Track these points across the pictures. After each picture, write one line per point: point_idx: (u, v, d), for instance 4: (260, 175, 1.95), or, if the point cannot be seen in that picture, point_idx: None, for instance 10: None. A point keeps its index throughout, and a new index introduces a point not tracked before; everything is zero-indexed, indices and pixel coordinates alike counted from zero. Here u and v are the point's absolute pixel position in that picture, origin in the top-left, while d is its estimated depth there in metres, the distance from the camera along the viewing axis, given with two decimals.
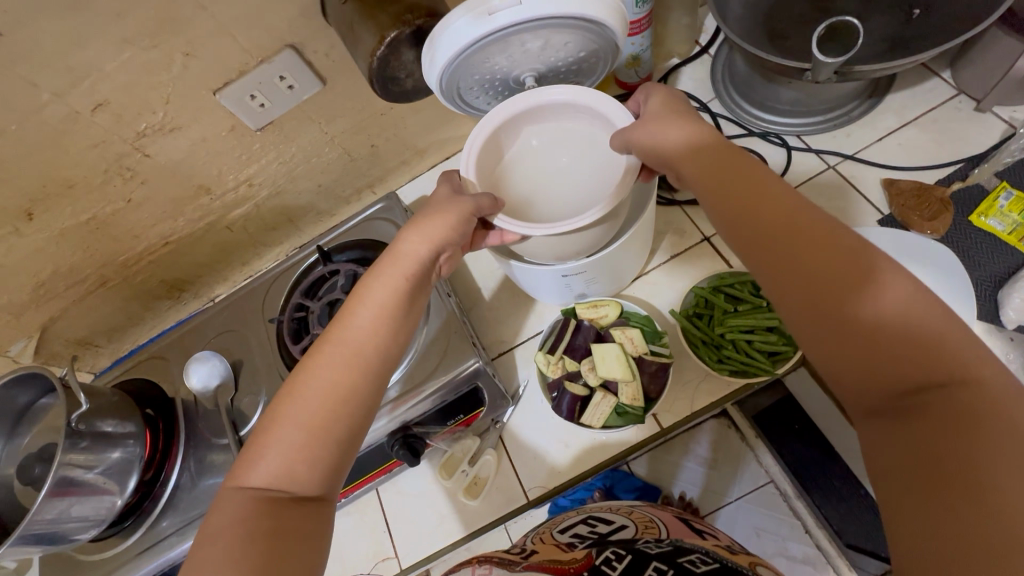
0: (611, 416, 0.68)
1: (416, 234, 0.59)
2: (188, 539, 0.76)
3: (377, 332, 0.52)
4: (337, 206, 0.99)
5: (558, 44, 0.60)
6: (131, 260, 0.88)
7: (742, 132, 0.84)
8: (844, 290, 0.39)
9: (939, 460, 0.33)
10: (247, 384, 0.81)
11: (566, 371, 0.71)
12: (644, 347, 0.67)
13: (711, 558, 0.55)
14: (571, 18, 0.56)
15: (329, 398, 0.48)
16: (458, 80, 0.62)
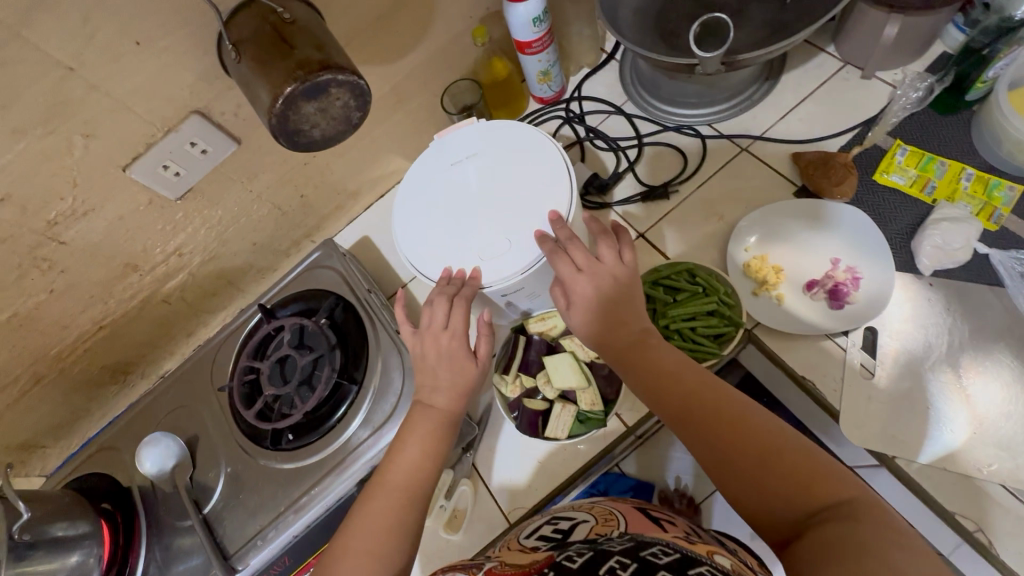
0: (575, 424, 0.68)
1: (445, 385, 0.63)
2: None
3: (422, 467, 0.60)
4: (278, 260, 0.97)
5: (497, 171, 0.67)
6: (64, 351, 0.84)
7: (657, 128, 0.88)
8: (709, 423, 0.52)
9: (827, 547, 0.41)
10: (205, 459, 0.78)
11: (524, 388, 0.70)
12: (594, 351, 0.68)
13: (671, 549, 0.53)
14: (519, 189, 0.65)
15: (394, 516, 0.56)
16: (414, 208, 0.68)
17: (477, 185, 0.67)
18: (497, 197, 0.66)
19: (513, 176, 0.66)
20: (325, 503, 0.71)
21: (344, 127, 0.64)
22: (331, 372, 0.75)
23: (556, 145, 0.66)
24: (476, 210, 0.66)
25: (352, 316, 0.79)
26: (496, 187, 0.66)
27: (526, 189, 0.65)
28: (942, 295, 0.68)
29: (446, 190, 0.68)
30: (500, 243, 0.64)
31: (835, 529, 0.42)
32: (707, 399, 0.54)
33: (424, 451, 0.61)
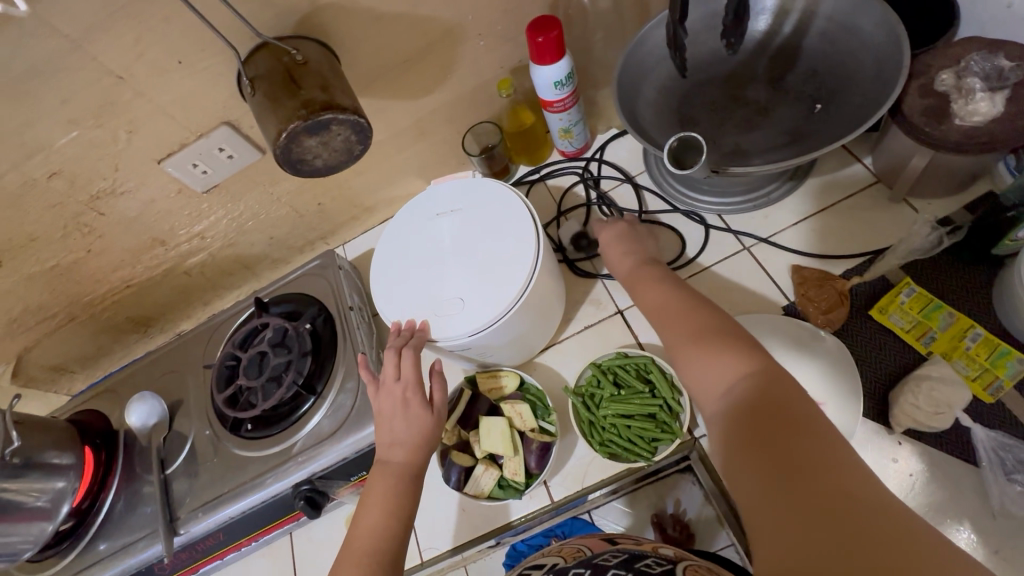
0: (495, 488, 0.70)
1: (404, 442, 0.65)
2: (110, 568, 0.79)
3: (388, 527, 0.60)
4: (293, 255, 1.05)
5: (473, 231, 0.70)
6: (96, 300, 0.96)
7: (666, 207, 0.87)
8: (809, 496, 0.39)
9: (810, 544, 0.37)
10: (180, 424, 0.87)
11: (458, 441, 0.72)
12: (529, 423, 0.70)
13: (624, 570, 0.54)
14: (489, 253, 0.68)
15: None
16: (393, 252, 0.72)
17: (450, 241, 0.70)
18: (468, 257, 0.69)
19: (487, 239, 0.69)
20: (261, 498, 0.77)
21: (346, 159, 0.69)
22: (295, 377, 0.80)
23: (529, 213, 0.69)
24: (445, 264, 0.69)
25: (330, 328, 0.85)
26: (467, 244, 0.69)
27: (495, 255, 0.67)
28: (911, 455, 0.63)
29: (423, 239, 0.72)
30: (458, 300, 0.66)
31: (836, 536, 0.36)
32: (817, 461, 0.41)
33: (387, 511, 0.61)
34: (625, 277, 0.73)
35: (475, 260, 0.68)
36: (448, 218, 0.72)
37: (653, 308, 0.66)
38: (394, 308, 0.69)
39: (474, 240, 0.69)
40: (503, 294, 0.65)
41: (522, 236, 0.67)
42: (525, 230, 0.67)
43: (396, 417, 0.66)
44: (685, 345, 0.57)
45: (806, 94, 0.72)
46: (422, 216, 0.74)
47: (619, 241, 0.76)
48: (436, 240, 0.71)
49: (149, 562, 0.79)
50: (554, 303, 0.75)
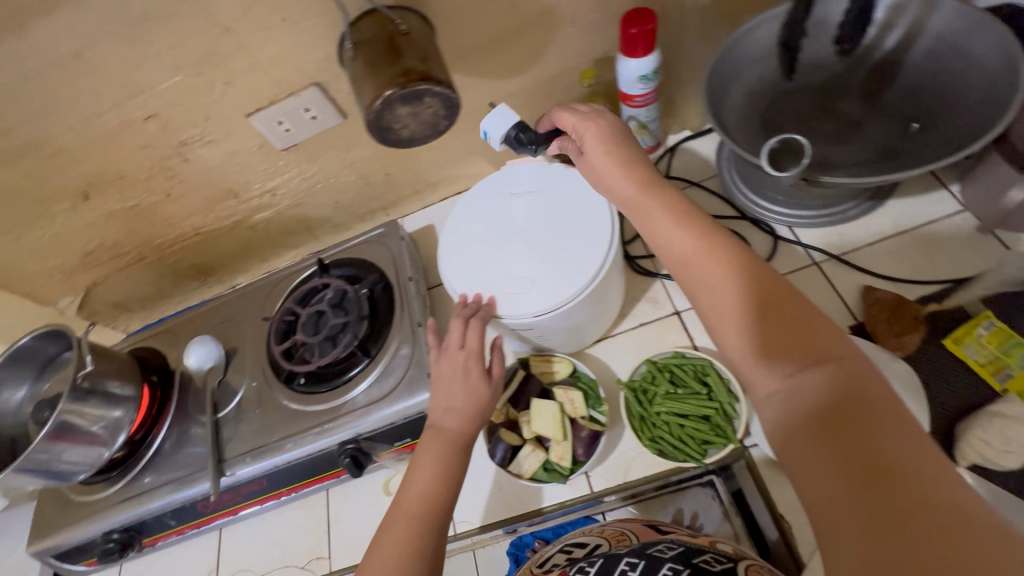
0: (539, 470, 0.70)
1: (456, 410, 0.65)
2: (157, 500, 0.83)
3: (436, 492, 0.61)
4: (353, 221, 1.07)
5: (549, 214, 0.71)
6: (166, 243, 1.00)
7: (735, 214, 0.86)
8: (891, 495, 0.34)
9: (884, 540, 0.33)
10: (234, 371, 0.89)
11: (506, 419, 0.73)
12: (581, 411, 0.70)
13: (682, 566, 0.54)
14: (563, 237, 0.68)
15: (416, 540, 0.56)
16: (467, 226, 0.74)
17: (524, 220, 0.71)
18: (541, 238, 0.69)
19: (563, 223, 0.69)
20: (309, 449, 0.80)
21: (431, 132, 0.70)
22: (351, 338, 0.83)
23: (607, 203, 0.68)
24: (517, 242, 0.70)
25: (388, 295, 0.87)
26: (542, 226, 0.70)
27: (569, 239, 0.68)
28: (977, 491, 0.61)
29: (497, 215, 0.73)
30: (528, 279, 0.67)
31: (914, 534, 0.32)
32: (896, 455, 0.36)
33: (434, 477, 0.61)
34: (627, 206, 0.59)
35: (548, 242, 0.69)
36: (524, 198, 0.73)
37: (670, 251, 0.53)
38: (463, 280, 0.70)
39: (550, 223, 0.70)
40: (574, 278, 0.65)
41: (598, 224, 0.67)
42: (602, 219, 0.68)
43: (451, 385, 0.67)
44: (726, 305, 0.47)
45: (903, 113, 0.71)
46: (498, 194, 0.75)
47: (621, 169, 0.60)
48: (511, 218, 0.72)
49: (194, 499, 0.82)
50: (615, 295, 0.75)
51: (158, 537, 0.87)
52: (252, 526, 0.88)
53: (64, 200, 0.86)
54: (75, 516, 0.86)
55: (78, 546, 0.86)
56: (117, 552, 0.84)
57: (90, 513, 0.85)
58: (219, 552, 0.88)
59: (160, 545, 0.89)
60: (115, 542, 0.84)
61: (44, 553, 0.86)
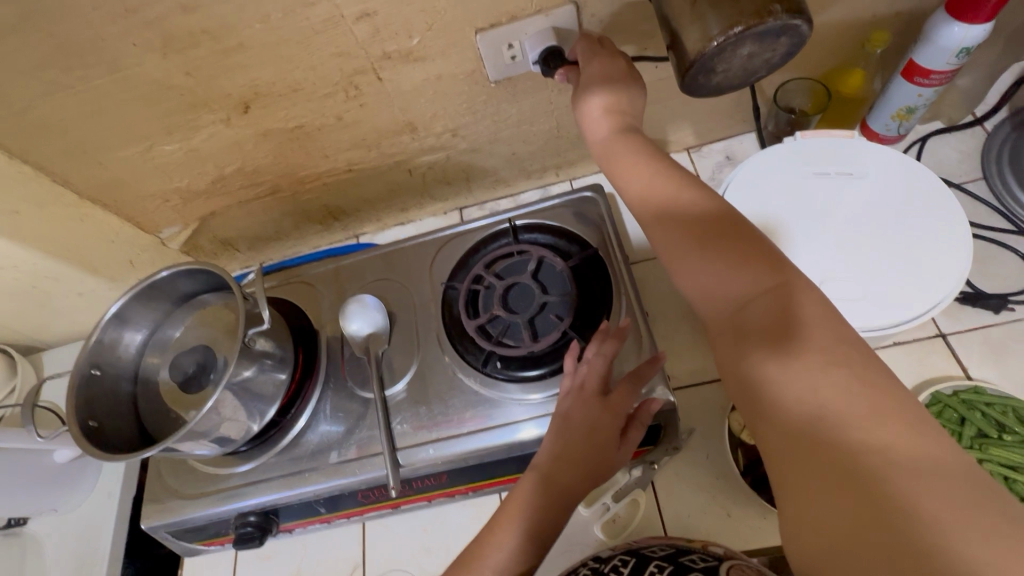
0: None
1: (558, 449, 0.60)
2: (312, 484, 0.70)
3: (524, 552, 0.56)
4: (518, 178, 0.92)
5: (877, 206, 0.60)
6: (308, 177, 0.83)
7: (1009, 227, 0.74)
8: (805, 428, 0.39)
9: (811, 471, 0.38)
10: (400, 342, 0.76)
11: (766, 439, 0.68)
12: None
13: (668, 563, 0.54)
14: (903, 237, 0.58)
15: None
16: (766, 203, 0.61)
17: (845, 208, 0.60)
18: (872, 234, 0.58)
19: (899, 221, 0.58)
20: (511, 446, 0.66)
21: (738, 82, 0.56)
22: (563, 322, 0.68)
23: (965, 222, 0.57)
24: (840, 233, 0.59)
25: (600, 275, 0.72)
26: (873, 229, 0.58)
27: (912, 241, 0.57)
28: None
29: (809, 202, 0.61)
30: (871, 280, 0.56)
31: (823, 460, 0.38)
32: (822, 390, 0.40)
33: (525, 528, 0.56)
34: (599, 152, 0.61)
35: (882, 240, 0.58)
36: (840, 182, 0.61)
37: (635, 194, 0.56)
38: None
39: (879, 216, 0.59)
40: (930, 290, 0.55)
41: (948, 228, 0.57)
42: (953, 224, 0.57)
43: (564, 433, 0.60)
44: (680, 250, 0.51)
45: None
46: (802, 171, 0.63)
47: (607, 110, 0.59)
48: (825, 202, 0.61)
49: (357, 489, 0.69)
50: None
51: (297, 523, 0.75)
52: (407, 522, 0.76)
53: (218, 111, 0.69)
54: (203, 490, 0.73)
55: (204, 524, 0.73)
56: (256, 538, 0.71)
57: (221, 491, 0.72)
58: (366, 546, 0.76)
59: (294, 530, 0.77)
60: (254, 526, 0.71)
61: (160, 529, 0.73)
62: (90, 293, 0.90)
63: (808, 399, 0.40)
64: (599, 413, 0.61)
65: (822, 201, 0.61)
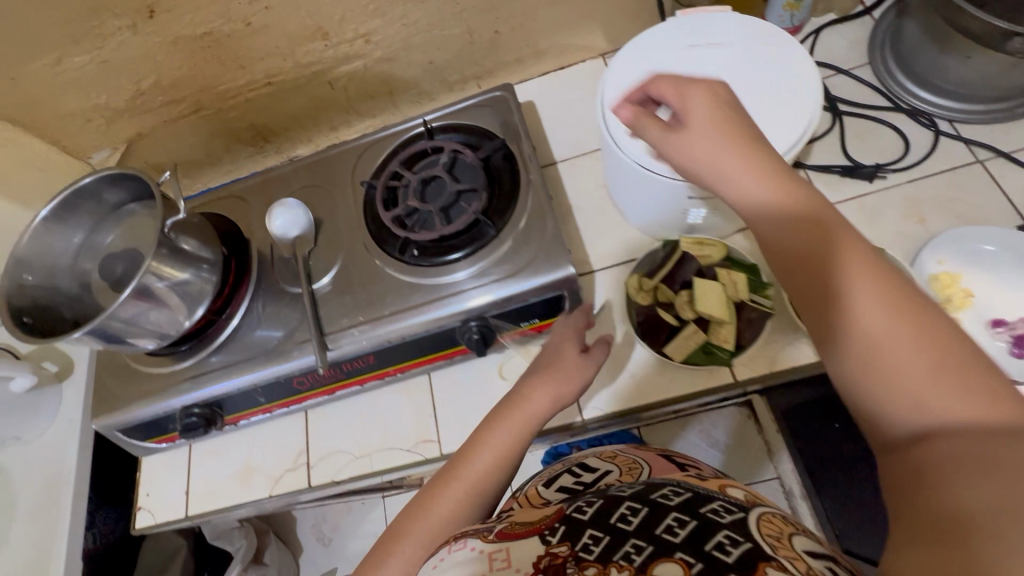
0: (696, 353, 0.67)
1: (541, 390, 0.64)
2: (246, 373, 0.74)
3: (489, 477, 0.60)
4: (441, 91, 0.94)
5: (740, 68, 0.63)
6: (229, 92, 0.85)
7: (888, 105, 0.80)
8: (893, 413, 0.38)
9: (908, 470, 0.35)
10: (325, 242, 0.80)
11: (657, 300, 0.69)
12: (748, 293, 0.65)
13: (687, 515, 0.48)
14: (760, 93, 0.62)
15: (456, 503, 0.59)
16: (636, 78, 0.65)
17: (711, 73, 0.64)
18: (734, 93, 0.62)
19: (758, 79, 0.62)
20: (428, 323, 0.71)
21: None
22: (474, 208, 0.73)
23: (811, 71, 0.61)
24: None
25: (508, 166, 0.77)
26: (731, 87, 0.63)
27: (768, 95, 0.61)
28: None
29: (675, 70, 0.65)
30: None
31: (946, 449, 0.34)
32: (891, 369, 0.37)
33: (499, 453, 0.61)
34: (673, 148, 0.49)
35: (742, 98, 0.62)
36: (707, 51, 0.65)
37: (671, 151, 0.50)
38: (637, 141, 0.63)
39: (741, 76, 0.63)
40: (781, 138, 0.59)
41: (799, 82, 0.61)
42: (804, 78, 0.61)
43: (571, 371, 0.66)
44: (760, 225, 0.45)
45: None
46: (673, 45, 0.66)
47: (712, 104, 0.48)
48: (694, 68, 0.64)
49: (291, 375, 0.75)
50: None
51: (242, 415, 0.80)
52: (345, 410, 0.82)
53: (123, 16, 0.70)
54: (147, 388, 0.77)
55: (152, 421, 0.78)
56: (201, 427, 0.76)
57: (163, 387, 0.77)
58: (308, 435, 0.81)
59: (240, 424, 0.83)
60: (198, 417, 0.76)
61: (112, 427, 0.78)
62: (24, 221, 0.92)
63: (883, 380, 0.38)
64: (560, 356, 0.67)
65: (691, 68, 0.64)
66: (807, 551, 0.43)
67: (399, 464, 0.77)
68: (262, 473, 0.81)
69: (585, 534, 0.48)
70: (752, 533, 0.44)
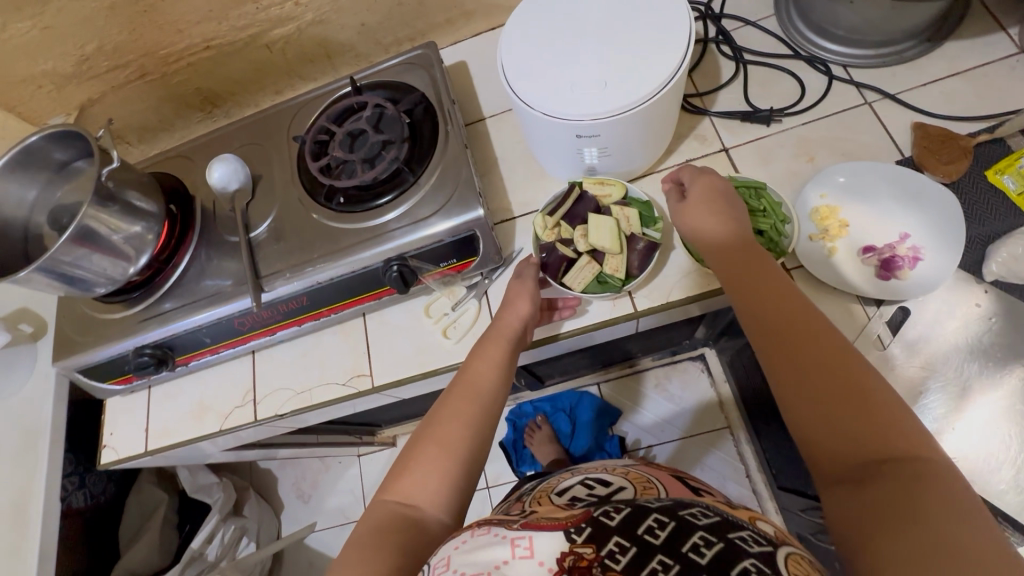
0: (592, 282, 0.76)
1: (513, 310, 0.72)
2: (189, 316, 0.81)
3: (491, 383, 0.65)
4: (377, 53, 0.99)
5: (619, 18, 0.68)
6: (171, 56, 0.90)
7: (789, 54, 0.84)
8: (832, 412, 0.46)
9: (838, 456, 0.45)
10: (263, 195, 0.86)
11: (560, 237, 0.78)
12: (637, 225, 0.75)
13: (714, 535, 0.47)
14: (637, 38, 0.66)
15: (461, 415, 0.61)
16: (529, 33, 0.71)
17: (594, 23, 0.69)
18: (614, 39, 0.67)
19: (636, 25, 0.67)
20: (352, 264, 0.77)
21: None
22: (396, 156, 0.79)
23: (685, 13, 0.66)
24: (587, 43, 0.68)
25: (430, 119, 0.83)
26: (614, 32, 0.68)
27: (644, 39, 0.66)
28: (995, 303, 0.68)
29: (566, 19, 0.70)
30: (609, 74, 0.65)
31: (875, 449, 0.44)
32: (856, 395, 0.46)
33: (495, 368, 0.67)
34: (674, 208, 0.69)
35: (620, 43, 0.67)
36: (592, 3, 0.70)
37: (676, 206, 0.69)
38: (528, 88, 0.68)
39: (620, 25, 0.68)
40: (655, 75, 0.64)
41: (675, 23, 0.66)
42: (678, 20, 0.66)
43: (525, 282, 0.74)
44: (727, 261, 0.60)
45: None
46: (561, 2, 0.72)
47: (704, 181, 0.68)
48: (577, 22, 0.70)
49: (232, 316, 0.81)
50: (674, 114, 0.74)
51: (192, 357, 0.87)
52: (287, 350, 0.88)
53: None
54: (102, 333, 0.84)
55: (108, 363, 0.85)
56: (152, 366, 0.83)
57: (116, 331, 0.83)
58: (254, 374, 0.88)
59: (192, 367, 0.89)
60: (150, 357, 0.83)
61: (72, 369, 0.85)
62: None
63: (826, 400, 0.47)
64: (525, 277, 0.75)
65: (575, 23, 0.70)
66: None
67: (335, 397, 0.84)
68: (213, 410, 0.88)
69: (611, 540, 0.48)
70: (779, 566, 0.44)
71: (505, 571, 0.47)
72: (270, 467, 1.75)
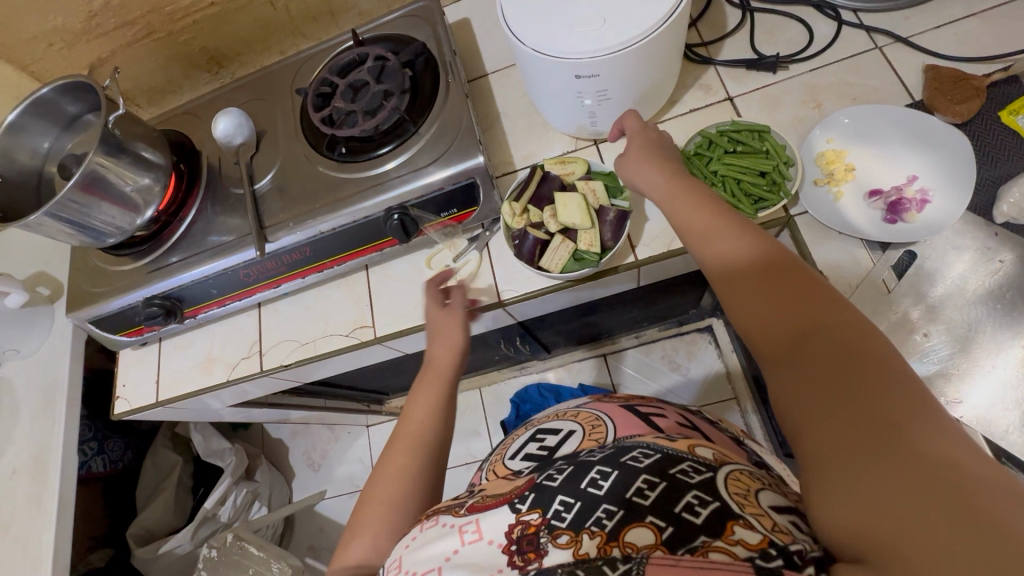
0: (570, 261, 0.75)
1: (442, 343, 0.72)
2: (195, 267, 0.82)
3: (428, 422, 0.65)
4: (380, 10, 0.99)
5: None
6: (177, 13, 0.91)
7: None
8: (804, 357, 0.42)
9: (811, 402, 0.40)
10: (266, 149, 0.87)
11: (529, 221, 0.76)
12: (605, 198, 0.74)
13: (657, 478, 0.44)
14: None
15: (400, 475, 0.60)
16: None
17: None
18: None
19: None
20: (352, 215, 0.77)
21: None
22: (396, 107, 0.79)
23: None
24: None
25: (430, 70, 0.83)
26: None
27: None
28: (1004, 244, 0.67)
29: None
30: (608, 12, 0.64)
31: (850, 386, 0.38)
32: (828, 335, 0.42)
33: (430, 408, 0.66)
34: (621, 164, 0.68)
35: None
36: None
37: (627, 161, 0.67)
38: (527, 30, 0.67)
39: None
40: (655, 11, 0.63)
41: None
42: None
43: (455, 315, 0.74)
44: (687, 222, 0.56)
45: None
46: None
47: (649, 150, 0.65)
48: None
49: (236, 267, 0.82)
50: (677, 59, 0.73)
51: (199, 309, 0.88)
52: (293, 304, 0.90)
53: None
54: (113, 284, 0.86)
55: (119, 313, 0.87)
56: (160, 316, 0.84)
57: (127, 282, 0.85)
58: (260, 327, 0.90)
59: (201, 321, 0.91)
60: (158, 308, 0.84)
61: (84, 319, 0.87)
62: None
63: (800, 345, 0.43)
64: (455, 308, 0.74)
65: None
66: (773, 506, 0.42)
67: (339, 348, 0.85)
68: (221, 361, 0.90)
69: (556, 500, 0.44)
70: (719, 490, 0.42)
71: (454, 560, 0.42)
72: (281, 436, 1.79)
